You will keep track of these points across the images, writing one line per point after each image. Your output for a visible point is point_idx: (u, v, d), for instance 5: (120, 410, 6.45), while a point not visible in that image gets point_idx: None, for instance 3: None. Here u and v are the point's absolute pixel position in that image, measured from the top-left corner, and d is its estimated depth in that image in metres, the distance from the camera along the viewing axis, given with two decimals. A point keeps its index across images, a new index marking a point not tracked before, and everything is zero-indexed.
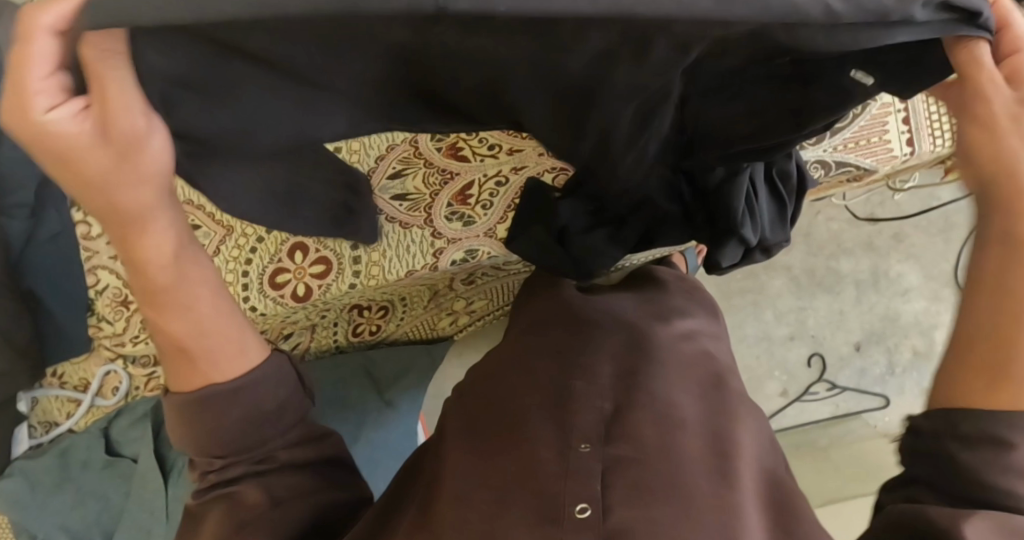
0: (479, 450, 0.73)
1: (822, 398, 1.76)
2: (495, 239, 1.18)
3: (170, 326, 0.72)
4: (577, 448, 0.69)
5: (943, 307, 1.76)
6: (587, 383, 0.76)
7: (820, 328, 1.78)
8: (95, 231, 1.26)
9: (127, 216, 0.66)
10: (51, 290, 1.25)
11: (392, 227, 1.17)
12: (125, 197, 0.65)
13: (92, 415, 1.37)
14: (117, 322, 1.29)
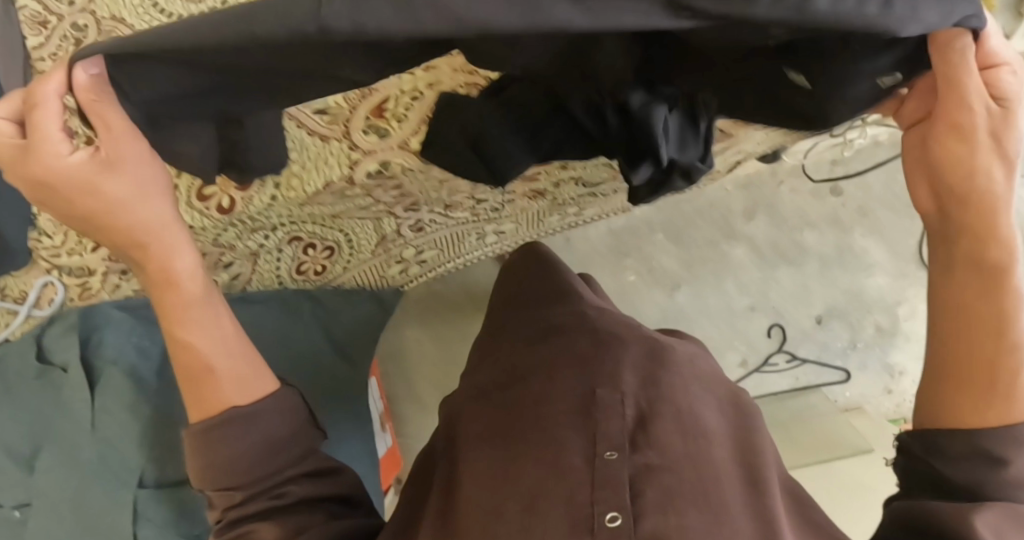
0: (496, 457, 0.67)
1: (782, 370, 1.76)
2: (410, 153, 0.92)
3: (191, 342, 0.77)
4: (604, 455, 0.63)
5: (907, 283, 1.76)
6: (610, 386, 0.70)
7: (782, 301, 1.76)
8: None
9: (144, 230, 0.72)
10: None
11: (310, 139, 0.91)
12: (139, 210, 0.71)
13: (25, 327, 1.12)
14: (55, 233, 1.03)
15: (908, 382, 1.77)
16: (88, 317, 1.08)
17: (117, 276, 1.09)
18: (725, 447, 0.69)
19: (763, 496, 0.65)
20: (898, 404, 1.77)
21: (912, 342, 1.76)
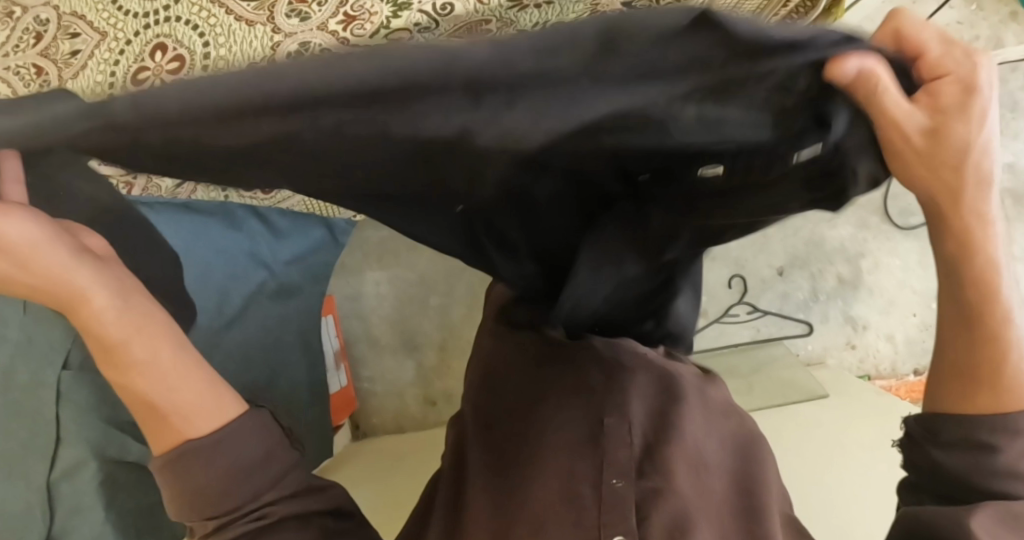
0: (500, 493, 0.75)
1: (743, 321, 1.75)
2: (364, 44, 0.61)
3: (144, 390, 0.65)
4: (610, 482, 0.71)
5: (869, 234, 1.73)
6: (619, 416, 0.76)
7: (743, 250, 1.74)
8: None
9: (82, 306, 0.62)
10: None
11: (236, 24, 0.92)
12: (84, 281, 0.61)
13: None
14: None
15: (872, 336, 1.74)
16: None
17: None
18: (725, 477, 0.77)
19: (760, 512, 0.74)
20: (861, 359, 1.74)
21: (876, 296, 1.73)
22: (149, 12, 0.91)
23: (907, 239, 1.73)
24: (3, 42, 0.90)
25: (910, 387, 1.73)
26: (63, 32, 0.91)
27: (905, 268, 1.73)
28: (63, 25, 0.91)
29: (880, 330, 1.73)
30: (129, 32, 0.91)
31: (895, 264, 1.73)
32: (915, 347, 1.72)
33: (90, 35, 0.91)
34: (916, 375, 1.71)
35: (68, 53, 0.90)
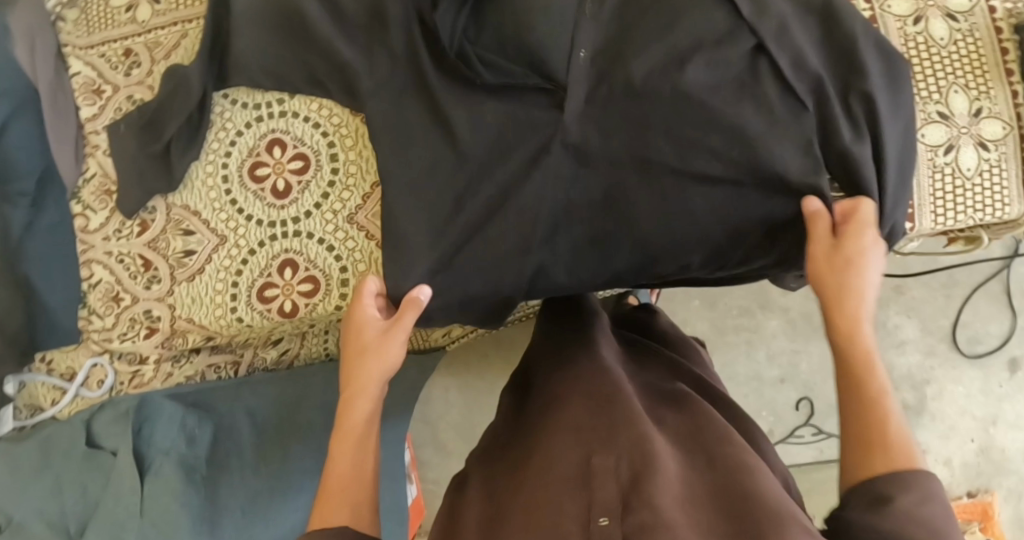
0: (486, 514, 0.69)
1: (807, 443, 1.45)
2: None
3: (337, 453, 0.74)
4: (598, 521, 0.59)
5: (937, 363, 1.50)
6: (610, 455, 0.66)
7: (816, 373, 1.45)
8: (93, 225, 1.01)
9: (354, 379, 0.78)
10: (48, 278, 1.00)
11: (377, 251, 0.92)
12: (374, 393, 0.77)
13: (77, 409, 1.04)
14: (106, 318, 1.00)
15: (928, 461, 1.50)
16: (139, 406, 1.00)
17: (167, 365, 1.01)
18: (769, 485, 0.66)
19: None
20: None
21: (937, 422, 1.49)
22: (279, 225, 0.93)
23: (974, 369, 1.49)
24: (119, 231, 0.99)
25: (958, 507, 1.46)
26: (175, 227, 0.97)
27: (966, 394, 1.49)
28: (173, 217, 0.97)
29: (938, 455, 1.49)
30: (253, 242, 0.94)
31: (958, 391, 1.49)
32: (971, 472, 1.48)
33: (207, 237, 0.96)
34: (970, 498, 1.48)
35: (182, 250, 0.96)
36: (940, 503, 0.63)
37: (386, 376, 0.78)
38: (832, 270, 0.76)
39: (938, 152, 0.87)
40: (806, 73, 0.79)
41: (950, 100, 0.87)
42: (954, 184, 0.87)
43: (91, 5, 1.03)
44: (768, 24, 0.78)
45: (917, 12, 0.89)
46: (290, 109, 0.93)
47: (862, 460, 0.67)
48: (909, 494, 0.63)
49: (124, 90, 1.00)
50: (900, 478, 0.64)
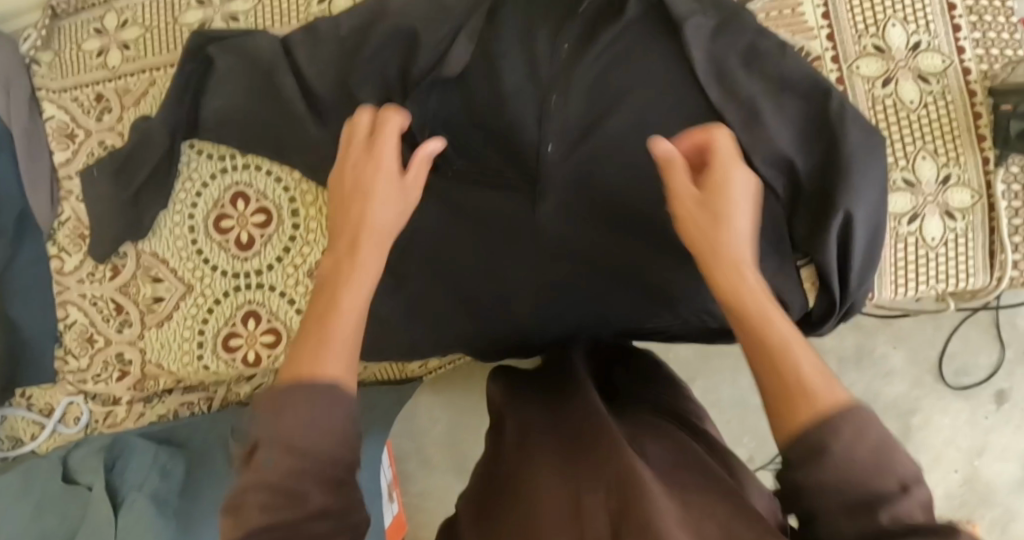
0: None
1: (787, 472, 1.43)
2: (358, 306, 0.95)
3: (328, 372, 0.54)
4: None
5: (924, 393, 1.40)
6: (602, 481, 0.51)
7: None
8: (69, 267, 1.03)
9: (337, 293, 0.60)
10: (29, 316, 1.02)
11: None
12: (348, 298, 0.59)
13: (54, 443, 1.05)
14: (81, 358, 1.02)
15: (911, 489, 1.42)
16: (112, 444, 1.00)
17: (139, 405, 1.03)
18: None
19: None
20: None
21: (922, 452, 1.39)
22: (242, 276, 0.96)
23: (958, 399, 1.39)
24: (92, 274, 1.02)
25: None
26: (144, 274, 0.99)
27: (953, 424, 1.39)
28: (142, 264, 0.99)
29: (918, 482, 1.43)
30: (218, 292, 0.96)
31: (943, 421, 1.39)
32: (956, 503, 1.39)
33: (174, 285, 0.98)
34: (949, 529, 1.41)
35: (150, 297, 0.98)
36: (835, 381, 0.52)
37: (380, 238, 0.65)
38: (709, 224, 0.62)
39: (902, 220, 0.88)
40: (773, 156, 0.84)
41: (918, 166, 0.88)
42: (918, 253, 0.88)
43: (65, 48, 1.03)
44: (737, 108, 0.85)
45: (887, 74, 0.88)
46: (253, 163, 0.96)
47: (754, 351, 0.55)
48: (813, 365, 0.52)
49: (96, 135, 1.02)
50: (786, 389, 0.52)
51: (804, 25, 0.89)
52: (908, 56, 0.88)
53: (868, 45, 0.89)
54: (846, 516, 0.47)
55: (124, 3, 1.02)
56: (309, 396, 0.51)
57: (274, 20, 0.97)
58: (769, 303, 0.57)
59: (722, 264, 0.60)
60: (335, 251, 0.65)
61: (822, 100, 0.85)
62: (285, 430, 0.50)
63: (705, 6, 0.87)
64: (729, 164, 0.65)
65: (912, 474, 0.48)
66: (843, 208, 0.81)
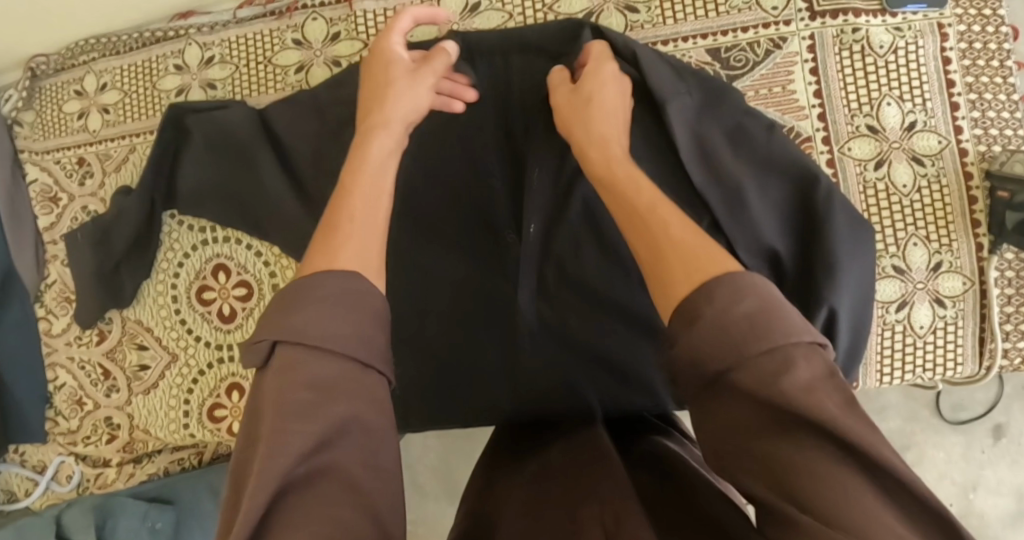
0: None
1: None
2: None
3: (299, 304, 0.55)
4: None
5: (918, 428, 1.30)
6: (598, 500, 0.59)
7: None
8: (56, 329, 1.02)
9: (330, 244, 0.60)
10: (17, 377, 1.02)
11: None
12: (340, 240, 0.60)
13: (48, 500, 1.05)
14: (71, 420, 1.03)
15: None
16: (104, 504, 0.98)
17: (129, 465, 1.04)
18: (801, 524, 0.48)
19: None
20: None
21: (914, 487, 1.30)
22: (226, 348, 0.96)
23: (955, 434, 1.30)
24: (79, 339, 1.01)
25: None
26: (130, 341, 0.99)
27: (946, 458, 1.30)
28: (127, 331, 0.99)
29: None
30: (202, 362, 0.97)
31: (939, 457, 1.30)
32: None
33: (159, 353, 0.98)
34: None
35: (136, 365, 0.99)
36: (794, 318, 0.52)
37: (408, 117, 0.74)
38: (576, 102, 0.75)
39: (890, 307, 0.86)
40: (756, 242, 0.81)
41: (908, 253, 0.86)
42: (905, 341, 0.87)
43: (46, 109, 1.02)
44: (720, 192, 0.81)
45: (880, 155, 0.85)
46: (233, 235, 0.94)
47: (660, 292, 0.56)
48: (760, 301, 0.52)
49: (79, 199, 1.01)
50: (704, 287, 0.53)
51: (795, 104, 0.85)
52: (902, 138, 0.85)
53: (862, 125, 0.85)
54: (771, 436, 0.50)
55: (103, 66, 1.00)
56: (318, 292, 0.56)
57: (251, 89, 0.94)
58: (694, 238, 0.57)
59: (617, 179, 0.66)
60: (375, 111, 0.73)
61: (808, 187, 0.82)
62: (294, 329, 0.54)
63: (689, 84, 0.83)
64: (601, 60, 0.79)
65: (828, 371, 0.51)
66: (826, 304, 0.80)
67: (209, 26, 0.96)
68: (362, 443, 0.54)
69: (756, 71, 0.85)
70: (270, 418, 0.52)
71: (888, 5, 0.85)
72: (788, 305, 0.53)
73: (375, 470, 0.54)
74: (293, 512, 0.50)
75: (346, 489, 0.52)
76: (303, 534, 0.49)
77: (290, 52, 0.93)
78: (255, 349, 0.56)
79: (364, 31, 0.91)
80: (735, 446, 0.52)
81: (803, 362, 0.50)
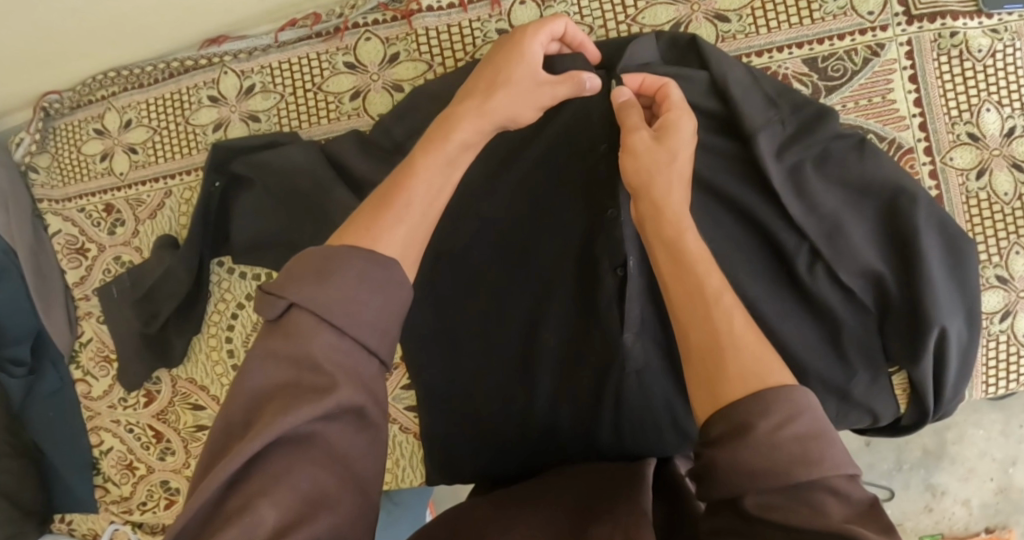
0: None
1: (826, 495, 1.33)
2: (413, 433, 0.90)
3: (346, 271, 0.52)
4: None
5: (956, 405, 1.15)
6: (610, 524, 0.56)
7: None
8: (96, 392, 0.95)
9: (379, 224, 0.56)
10: (58, 445, 0.96)
11: (402, 436, 0.91)
12: (390, 220, 0.56)
13: None
14: (123, 486, 0.96)
15: (949, 500, 1.16)
16: None
17: None
18: None
19: None
20: (937, 522, 1.17)
21: (955, 462, 1.16)
22: None
23: (995, 410, 1.14)
24: (126, 401, 0.94)
25: None
26: (183, 401, 0.92)
27: (986, 436, 1.14)
28: (180, 391, 0.92)
29: (957, 494, 1.16)
30: None
31: (980, 433, 1.15)
32: (989, 513, 1.15)
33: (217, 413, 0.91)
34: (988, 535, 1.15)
35: (193, 425, 0.92)
36: (838, 446, 0.49)
37: (510, 117, 0.66)
38: (649, 163, 0.65)
39: (994, 319, 0.83)
40: (858, 267, 0.76)
41: (1011, 263, 0.82)
42: (1011, 352, 0.83)
43: (63, 151, 0.93)
44: (818, 220, 0.76)
45: (981, 163, 0.81)
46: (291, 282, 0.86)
47: (705, 392, 0.52)
48: (812, 424, 0.49)
49: (110, 249, 0.92)
50: (758, 396, 0.50)
51: (895, 114, 0.81)
52: (1001, 144, 0.81)
53: (961, 133, 0.81)
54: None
55: (125, 100, 0.90)
56: (349, 268, 0.52)
57: (301, 120, 0.86)
58: (746, 333, 0.53)
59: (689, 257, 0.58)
60: (469, 102, 0.66)
61: (905, 205, 0.76)
62: (322, 306, 0.50)
63: (782, 109, 0.79)
64: (680, 113, 0.68)
65: (866, 505, 0.48)
66: (935, 323, 0.75)
67: (246, 51, 0.85)
68: (355, 424, 0.51)
69: (855, 80, 0.82)
70: (272, 376, 0.50)
71: (984, 6, 0.80)
72: (834, 428, 0.50)
73: (359, 456, 0.51)
74: (276, 467, 0.48)
75: (328, 461, 0.49)
76: (283, 494, 0.47)
77: (342, 77, 0.84)
78: (270, 304, 0.52)
79: (429, 52, 0.82)
80: (735, 527, 0.49)
81: (840, 495, 0.48)
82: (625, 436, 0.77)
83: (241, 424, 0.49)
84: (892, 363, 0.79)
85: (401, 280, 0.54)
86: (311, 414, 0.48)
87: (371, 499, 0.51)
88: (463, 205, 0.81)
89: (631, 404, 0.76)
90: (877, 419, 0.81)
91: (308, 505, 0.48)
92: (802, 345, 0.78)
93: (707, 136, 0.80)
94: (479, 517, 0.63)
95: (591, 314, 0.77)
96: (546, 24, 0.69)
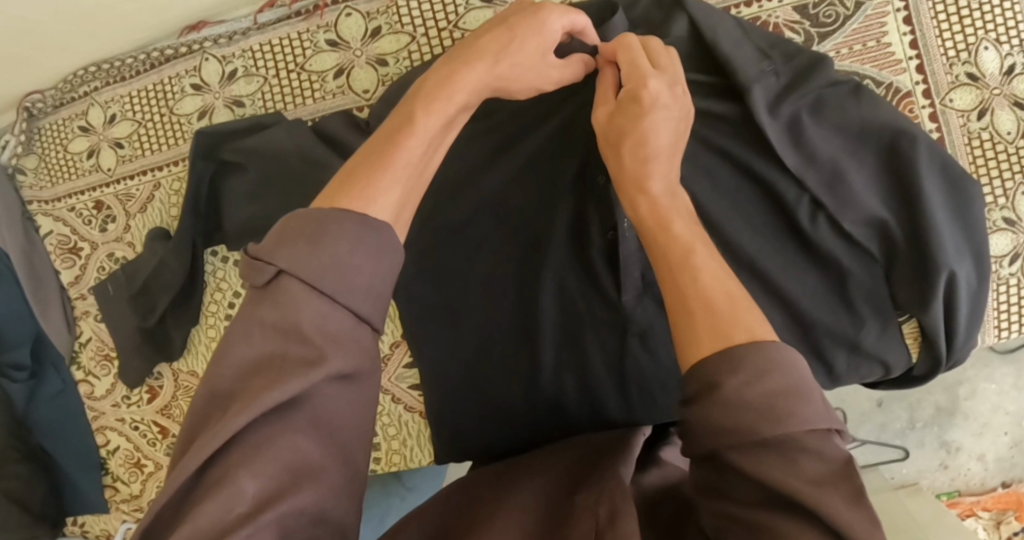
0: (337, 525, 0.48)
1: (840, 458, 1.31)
2: (419, 413, 0.89)
3: (339, 229, 0.51)
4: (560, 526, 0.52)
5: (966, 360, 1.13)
6: (595, 490, 0.54)
7: None
8: (99, 392, 0.94)
9: (373, 182, 0.54)
10: (64, 447, 0.95)
11: (408, 415, 0.90)
12: (384, 179, 0.55)
13: None
14: (132, 484, 0.96)
15: (964, 456, 1.15)
16: None
17: None
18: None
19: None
20: (952, 478, 1.15)
21: (969, 417, 1.14)
22: None
23: (1006, 364, 1.12)
24: (128, 399, 0.93)
25: (995, 499, 1.13)
26: (186, 394, 0.91)
27: (999, 390, 1.13)
28: (183, 384, 0.91)
29: (973, 450, 1.14)
30: None
31: (992, 387, 1.13)
32: (1005, 467, 1.14)
33: None
34: (1005, 489, 1.14)
35: None
36: (813, 401, 0.47)
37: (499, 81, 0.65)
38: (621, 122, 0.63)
39: (1002, 262, 0.81)
40: (860, 214, 0.74)
41: (1018, 204, 0.80)
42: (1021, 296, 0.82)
43: (49, 150, 0.91)
44: (818, 170, 0.75)
45: (981, 104, 0.80)
46: None
47: (685, 346, 0.50)
48: (785, 379, 0.47)
49: (103, 246, 0.91)
50: (730, 354, 0.48)
51: (891, 58, 0.80)
52: (1001, 83, 0.79)
53: (960, 74, 0.80)
54: (762, 511, 0.45)
55: (108, 95, 0.89)
56: (342, 233, 0.51)
57: (286, 101, 0.84)
58: (737, 288, 0.52)
59: (670, 215, 0.58)
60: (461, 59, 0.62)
61: (905, 149, 0.74)
62: (310, 271, 0.49)
63: (776, 62, 0.77)
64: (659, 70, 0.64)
65: (841, 463, 0.46)
66: (939, 264, 0.73)
67: (226, 35, 0.84)
68: (344, 396, 0.50)
69: (848, 26, 0.80)
70: (257, 345, 0.48)
71: None
72: (813, 383, 0.48)
73: (353, 432, 0.50)
74: (259, 436, 0.47)
75: (314, 429, 0.48)
76: (264, 464, 0.46)
77: (326, 55, 0.83)
78: (259, 270, 0.50)
79: (412, 23, 0.80)
80: (715, 484, 0.48)
81: (813, 453, 0.46)
82: (631, 395, 0.76)
83: (227, 395, 0.48)
84: (901, 311, 0.77)
85: (394, 242, 0.53)
86: (295, 388, 0.47)
87: (361, 467, 0.51)
88: (455, 177, 0.80)
89: (636, 372, 0.75)
90: (891, 367, 0.79)
91: (291, 474, 0.47)
92: (807, 298, 0.76)
93: (701, 94, 0.78)
94: (475, 487, 0.62)
95: (590, 275, 0.75)
96: (567, 9, 0.65)
